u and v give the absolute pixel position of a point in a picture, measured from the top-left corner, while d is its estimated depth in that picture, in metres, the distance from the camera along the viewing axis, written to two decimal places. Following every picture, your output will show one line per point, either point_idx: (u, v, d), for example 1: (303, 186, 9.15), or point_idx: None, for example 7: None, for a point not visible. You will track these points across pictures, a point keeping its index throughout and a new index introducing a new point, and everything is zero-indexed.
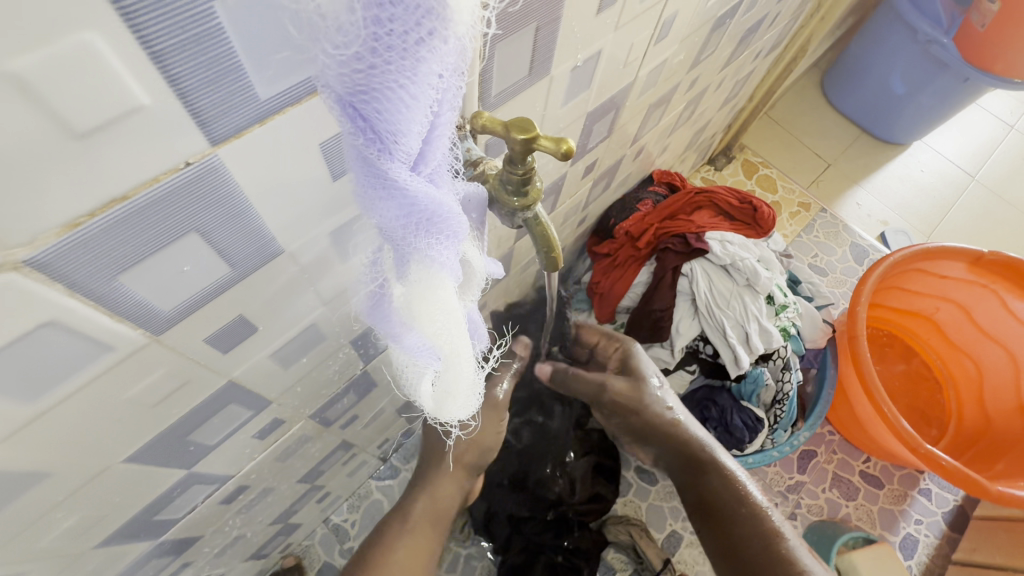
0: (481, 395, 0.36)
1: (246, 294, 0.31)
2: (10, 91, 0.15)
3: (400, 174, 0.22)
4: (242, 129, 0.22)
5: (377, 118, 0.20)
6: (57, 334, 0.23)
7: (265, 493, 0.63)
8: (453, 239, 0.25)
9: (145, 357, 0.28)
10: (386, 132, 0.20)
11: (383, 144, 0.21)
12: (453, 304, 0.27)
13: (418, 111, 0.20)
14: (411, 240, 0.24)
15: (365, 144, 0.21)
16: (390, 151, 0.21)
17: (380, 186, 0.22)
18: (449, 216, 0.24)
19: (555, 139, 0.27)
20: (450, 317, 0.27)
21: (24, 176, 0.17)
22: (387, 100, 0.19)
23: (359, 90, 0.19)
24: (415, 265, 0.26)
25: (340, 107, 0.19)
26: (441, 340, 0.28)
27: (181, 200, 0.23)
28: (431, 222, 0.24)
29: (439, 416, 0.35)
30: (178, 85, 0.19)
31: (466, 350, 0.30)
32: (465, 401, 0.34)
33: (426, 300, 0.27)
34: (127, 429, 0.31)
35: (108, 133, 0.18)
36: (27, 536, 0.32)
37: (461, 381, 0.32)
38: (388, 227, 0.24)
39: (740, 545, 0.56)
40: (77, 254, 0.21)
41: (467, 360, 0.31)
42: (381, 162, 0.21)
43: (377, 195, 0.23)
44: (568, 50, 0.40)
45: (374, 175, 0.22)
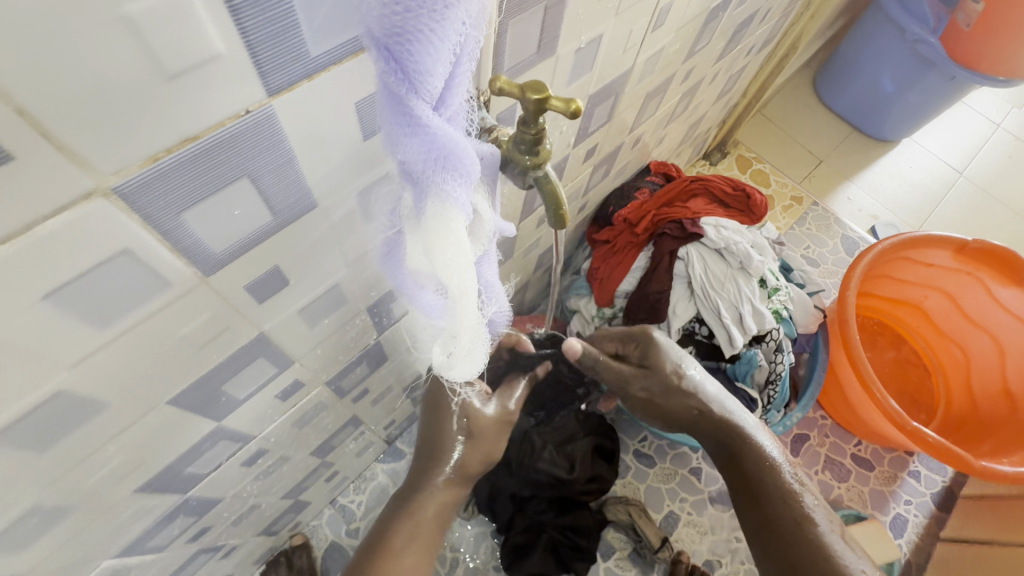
0: (484, 341, 0.40)
1: (283, 247, 0.34)
2: (121, 30, 0.19)
3: (425, 113, 0.25)
4: (293, 83, 0.25)
5: (408, 59, 0.23)
6: (128, 262, 0.26)
7: (281, 461, 0.65)
8: (467, 180, 0.29)
9: (194, 298, 0.31)
10: (415, 73, 0.24)
11: (412, 84, 0.24)
12: (464, 241, 0.31)
13: (443, 55, 0.24)
14: (431, 176, 0.28)
15: (396, 83, 0.24)
16: (417, 91, 0.24)
17: (407, 123, 0.25)
18: (464, 156, 0.28)
19: (565, 99, 0.30)
20: (461, 254, 0.31)
21: (124, 109, 0.21)
22: (418, 42, 0.23)
23: (394, 32, 0.22)
24: (433, 203, 0.29)
25: (378, 49, 0.23)
26: (451, 274, 0.32)
27: (240, 146, 0.26)
28: (448, 160, 0.27)
29: (447, 356, 0.40)
30: (246, 37, 0.22)
31: (472, 289, 0.34)
32: (467, 344, 0.38)
33: (440, 234, 0.30)
34: (174, 368, 0.35)
35: (190, 76, 0.21)
36: (79, 469, 0.35)
37: (466, 322, 0.36)
38: (411, 163, 0.28)
39: (775, 521, 0.60)
40: (152, 187, 0.24)
41: (472, 300, 0.34)
42: (410, 101, 0.25)
43: (404, 133, 0.26)
44: (572, 32, 0.43)
45: (402, 113, 0.25)
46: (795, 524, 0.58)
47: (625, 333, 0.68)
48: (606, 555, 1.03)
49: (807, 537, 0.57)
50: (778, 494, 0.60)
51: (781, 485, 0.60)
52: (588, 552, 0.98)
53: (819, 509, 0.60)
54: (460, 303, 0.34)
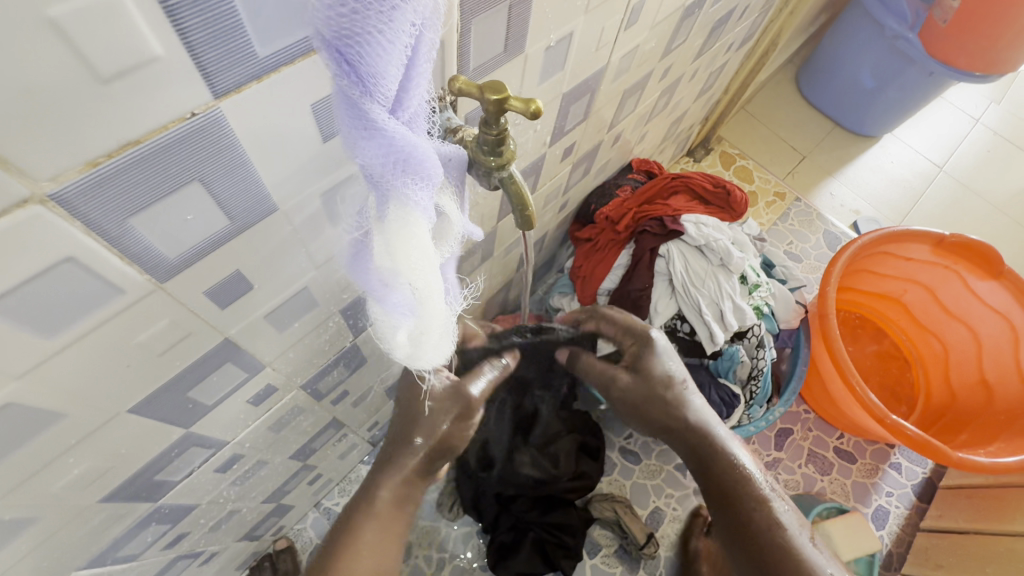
0: (452, 341, 0.39)
1: (244, 251, 0.34)
2: (46, 32, 0.18)
3: (381, 116, 0.24)
4: (242, 85, 0.25)
5: (360, 62, 0.22)
6: (74, 271, 0.25)
7: (259, 466, 0.65)
8: (429, 184, 0.28)
9: (151, 304, 0.31)
10: (367, 75, 0.23)
11: (365, 87, 0.23)
12: (427, 242, 0.30)
13: (395, 56, 0.23)
14: (390, 179, 0.27)
15: (349, 86, 0.23)
16: (371, 93, 0.24)
17: (362, 127, 0.24)
18: (426, 159, 0.27)
19: (525, 99, 0.30)
20: (424, 256, 0.30)
21: (55, 113, 0.20)
22: (368, 43, 0.22)
23: (344, 34, 0.21)
24: (394, 206, 0.29)
25: (329, 53, 0.22)
26: (417, 277, 0.31)
27: (188, 150, 0.25)
28: (407, 162, 0.26)
29: (416, 362, 0.38)
30: (187, 39, 0.22)
31: (438, 288, 0.33)
32: (438, 344, 0.37)
33: (402, 237, 0.29)
34: (133, 375, 0.34)
35: (127, 80, 0.21)
36: (38, 480, 0.34)
37: (434, 320, 0.35)
38: (370, 168, 0.26)
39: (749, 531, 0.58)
40: (94, 193, 0.23)
41: (438, 297, 0.33)
42: (364, 104, 0.24)
43: (359, 137, 0.25)
44: (541, 31, 0.43)
45: (357, 116, 0.24)
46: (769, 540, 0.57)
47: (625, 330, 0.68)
48: (592, 553, 1.03)
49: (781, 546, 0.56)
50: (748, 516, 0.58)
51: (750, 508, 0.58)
52: (574, 550, 0.98)
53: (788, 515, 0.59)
54: (426, 302, 0.33)
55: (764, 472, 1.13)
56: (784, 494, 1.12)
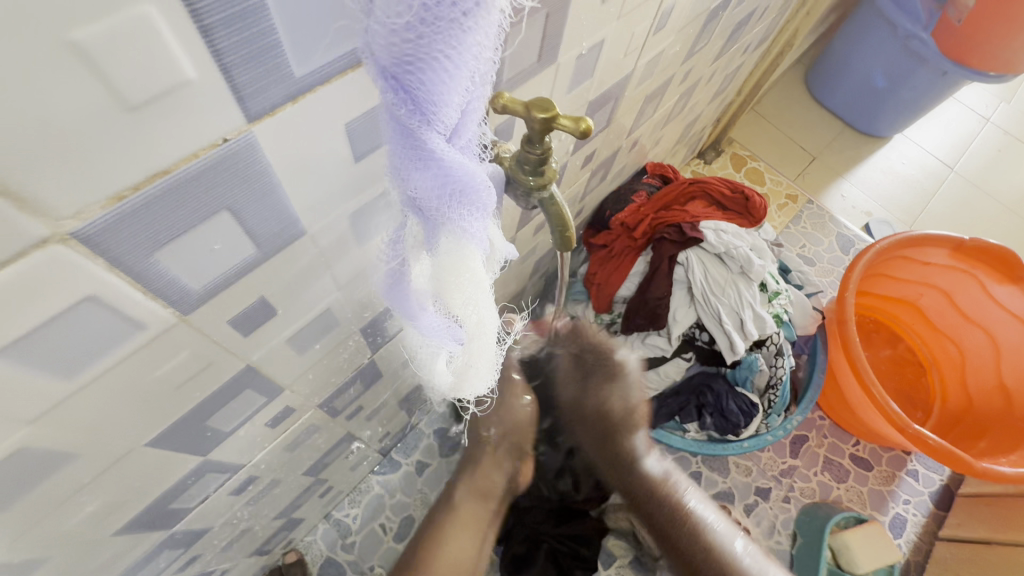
0: (498, 369, 0.39)
1: (268, 277, 0.32)
2: (72, 58, 0.16)
3: (438, 145, 0.23)
4: (276, 106, 0.23)
5: (420, 89, 0.21)
6: (95, 309, 0.23)
7: (273, 484, 0.63)
8: (485, 216, 0.26)
9: (172, 337, 0.29)
10: (427, 103, 0.21)
11: (423, 114, 0.22)
12: (481, 276, 0.29)
13: (459, 83, 0.21)
14: (445, 212, 0.25)
15: (406, 113, 0.21)
16: (430, 122, 0.22)
17: (417, 156, 0.23)
18: (484, 192, 0.25)
19: (575, 117, 0.28)
20: (478, 289, 0.29)
21: (79, 144, 0.18)
22: (431, 70, 0.20)
23: (405, 60, 0.20)
24: (445, 238, 0.27)
25: (384, 77, 0.20)
26: (469, 309, 0.30)
27: (217, 177, 0.23)
28: (464, 195, 0.24)
29: (462, 388, 0.38)
30: (221, 60, 0.20)
31: (491, 325, 0.32)
32: (484, 373, 0.36)
33: (455, 271, 0.28)
34: (152, 409, 0.32)
35: (156, 107, 0.19)
36: (52, 518, 0.33)
37: (482, 354, 0.34)
38: (423, 200, 0.25)
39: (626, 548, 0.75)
40: (118, 228, 0.21)
41: (490, 334, 0.33)
42: (421, 133, 0.22)
43: (414, 167, 0.23)
44: (574, 39, 0.41)
45: (412, 145, 0.23)
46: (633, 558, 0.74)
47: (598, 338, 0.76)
48: (607, 564, 0.99)
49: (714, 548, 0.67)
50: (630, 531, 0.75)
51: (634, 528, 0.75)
52: (590, 561, 0.96)
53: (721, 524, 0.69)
54: (477, 337, 0.32)
55: (780, 480, 1.12)
56: (800, 503, 1.10)
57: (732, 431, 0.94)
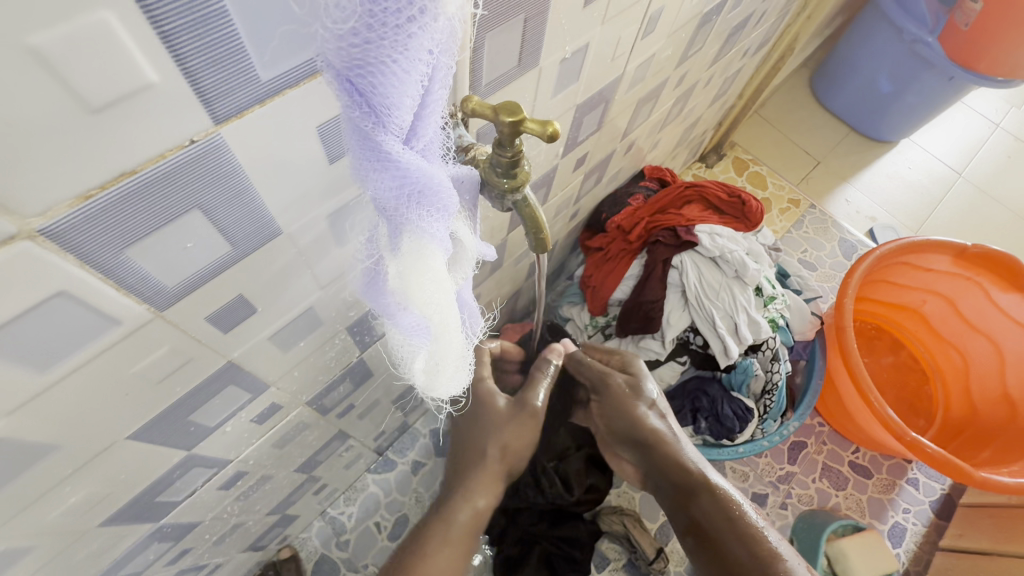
0: (469, 369, 0.39)
1: (245, 275, 0.32)
2: (28, 62, 0.17)
3: (394, 147, 0.23)
4: (243, 109, 0.24)
5: (372, 92, 0.21)
6: (67, 304, 0.24)
7: (264, 480, 0.63)
8: (445, 214, 0.27)
9: (149, 333, 0.29)
10: (380, 106, 0.22)
11: (378, 117, 0.22)
12: (443, 276, 0.29)
13: (411, 85, 0.22)
14: (404, 211, 0.26)
15: (361, 116, 0.22)
16: (384, 124, 0.22)
17: (376, 158, 0.24)
18: (441, 190, 0.26)
19: (541, 122, 0.28)
20: (440, 289, 0.29)
21: (40, 144, 0.19)
22: (381, 74, 0.21)
23: (355, 65, 0.20)
24: (408, 238, 0.27)
25: (339, 82, 0.21)
26: (431, 311, 0.30)
27: (187, 177, 0.24)
28: (422, 194, 0.25)
29: (430, 391, 0.38)
30: (183, 64, 0.20)
31: (455, 324, 0.33)
32: (453, 372, 0.36)
33: (415, 270, 0.28)
34: (134, 403, 0.33)
35: (119, 109, 0.20)
36: (35, 509, 0.34)
37: (449, 354, 0.35)
38: (382, 201, 0.26)
39: (727, 556, 0.52)
40: (87, 226, 0.22)
41: (455, 333, 0.33)
42: (376, 135, 0.23)
43: (372, 168, 0.24)
44: (556, 43, 0.41)
45: (370, 147, 0.23)
46: (749, 561, 0.50)
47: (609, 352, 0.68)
48: (601, 567, 0.99)
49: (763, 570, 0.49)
50: (730, 527, 0.52)
51: (739, 521, 0.53)
52: (582, 564, 0.95)
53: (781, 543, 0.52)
54: (442, 335, 0.33)
55: (777, 486, 1.11)
56: (797, 510, 1.09)
57: (726, 436, 0.94)
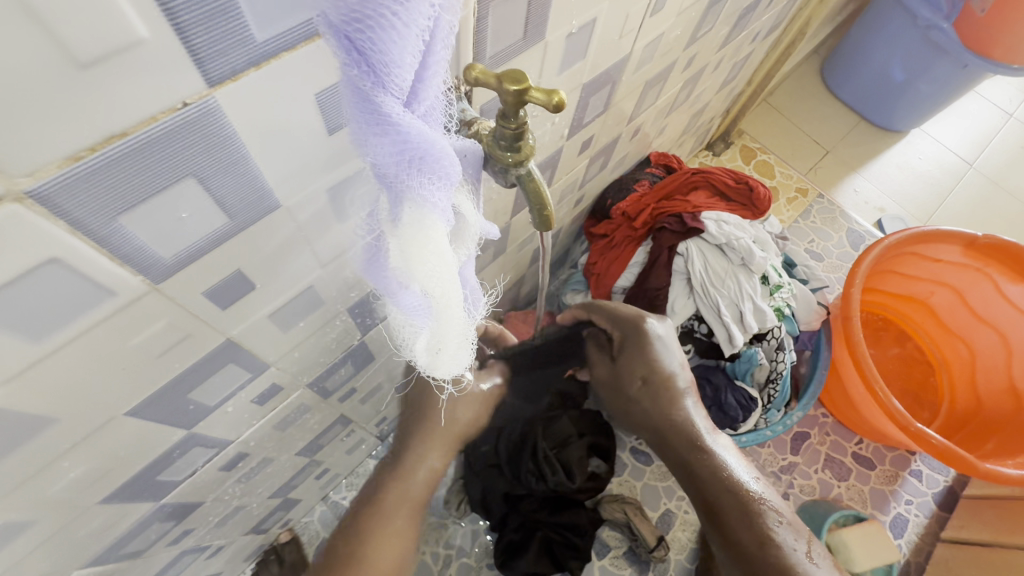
0: (472, 349, 0.39)
1: (244, 250, 0.32)
2: (11, 10, 0.16)
3: (394, 109, 0.23)
4: (238, 72, 0.23)
5: (371, 49, 0.20)
6: (59, 273, 0.24)
7: (266, 462, 0.63)
8: (448, 183, 0.26)
9: (147, 306, 0.29)
10: (379, 64, 0.21)
11: (377, 77, 0.21)
12: (446, 250, 0.29)
13: (411, 43, 0.21)
14: (405, 178, 0.25)
15: (360, 76, 0.21)
16: (384, 84, 0.22)
17: (375, 122, 0.23)
18: (442, 157, 0.25)
19: (547, 91, 0.27)
20: (442, 264, 0.29)
21: (25, 100, 0.18)
22: (380, 29, 0.20)
23: (353, 19, 0.19)
24: (409, 208, 0.27)
25: (336, 39, 0.20)
26: (433, 286, 0.30)
27: (181, 142, 0.23)
28: (423, 160, 0.24)
29: (434, 369, 0.38)
30: (175, 21, 0.20)
31: (458, 301, 0.32)
32: (455, 350, 0.36)
33: (417, 243, 0.27)
34: (132, 378, 0.33)
35: (108, 67, 0.19)
36: (34, 483, 0.33)
37: (452, 331, 0.34)
38: (382, 167, 0.25)
39: (734, 535, 0.55)
40: (77, 189, 0.21)
41: (458, 311, 0.33)
42: (375, 96, 0.22)
43: (371, 132, 0.23)
44: (562, 16, 0.40)
45: (368, 110, 0.22)
46: (755, 546, 0.54)
47: (617, 320, 0.67)
48: (601, 554, 0.99)
49: (765, 556, 0.53)
50: (735, 507, 0.55)
51: (742, 502, 0.55)
52: (583, 550, 0.95)
53: (782, 522, 0.55)
54: (445, 312, 0.32)
55: (779, 477, 1.10)
56: (799, 500, 1.09)
57: (729, 425, 0.93)
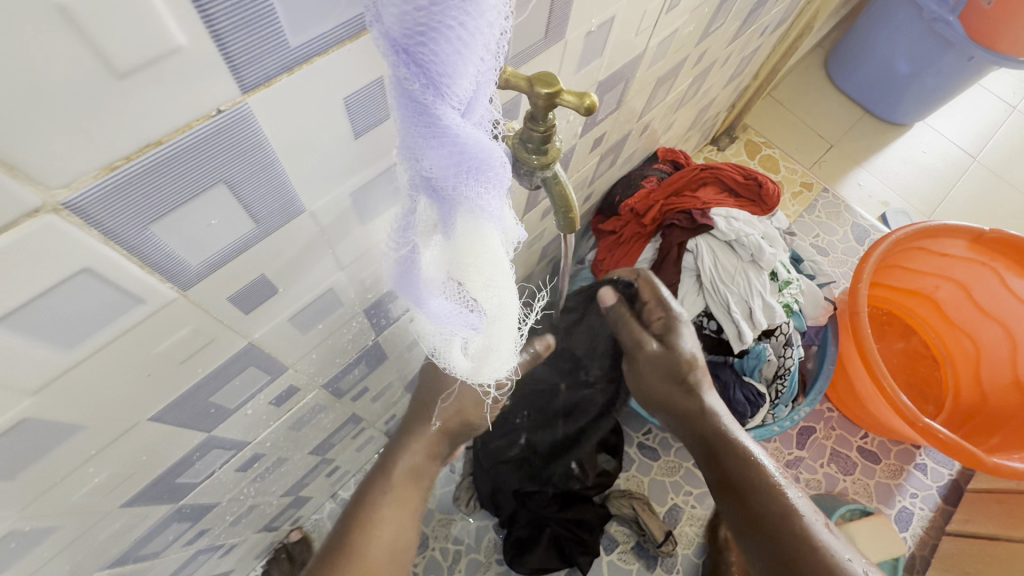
0: (518, 353, 0.38)
1: (269, 254, 0.32)
2: (54, 19, 0.16)
3: (453, 120, 0.22)
4: (271, 78, 0.23)
5: (433, 60, 0.20)
6: (91, 282, 0.23)
7: (279, 462, 0.63)
8: (502, 194, 0.26)
9: (174, 312, 0.29)
10: (440, 75, 0.21)
11: (436, 88, 0.21)
12: (500, 257, 0.29)
13: (474, 53, 0.21)
14: (461, 191, 0.25)
15: (420, 87, 0.21)
16: (444, 96, 0.22)
17: (431, 133, 0.23)
18: (499, 166, 0.25)
19: (578, 94, 0.27)
20: (498, 269, 0.29)
21: (66, 111, 0.18)
22: (444, 40, 0.20)
23: (418, 29, 0.19)
24: (463, 218, 0.27)
25: (399, 51, 0.20)
26: (487, 291, 0.30)
27: (213, 149, 0.23)
28: (481, 171, 0.24)
29: (476, 377, 0.38)
30: (212, 27, 0.19)
31: (512, 303, 0.32)
32: (505, 356, 0.36)
33: (474, 250, 0.28)
34: (156, 384, 0.33)
35: (146, 74, 0.19)
36: (61, 488, 0.33)
37: (502, 339, 0.34)
38: (436, 179, 0.25)
39: (757, 513, 0.54)
40: (112, 199, 0.21)
41: (511, 316, 0.33)
42: (435, 108, 0.22)
43: (427, 144, 0.23)
44: (582, 15, 0.40)
45: (426, 122, 0.22)
46: (780, 519, 0.52)
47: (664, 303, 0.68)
48: (609, 549, 1.00)
49: (791, 531, 0.51)
50: (757, 481, 0.55)
51: (763, 478, 0.55)
52: (591, 546, 0.95)
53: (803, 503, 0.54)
54: (497, 318, 0.33)
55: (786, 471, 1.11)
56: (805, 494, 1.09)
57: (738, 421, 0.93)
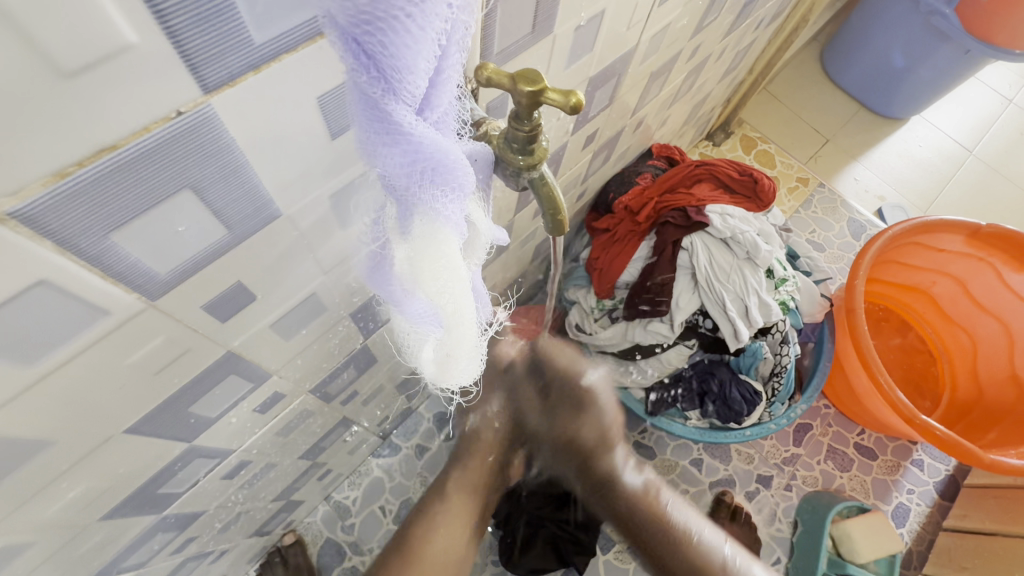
0: (482, 358, 0.38)
1: (246, 259, 0.30)
2: None
3: (405, 117, 0.21)
4: (236, 77, 0.21)
5: (382, 53, 0.19)
6: (49, 294, 0.22)
7: (268, 467, 0.62)
8: (461, 194, 0.25)
9: (143, 323, 0.27)
10: (391, 70, 0.19)
11: (388, 83, 0.20)
12: (458, 262, 0.27)
13: (425, 47, 0.20)
14: (416, 190, 0.24)
15: (370, 82, 0.20)
16: (396, 92, 0.20)
17: (385, 131, 0.21)
18: (457, 166, 0.24)
19: (564, 91, 0.26)
20: (455, 278, 0.27)
21: (8, 114, 0.16)
22: (392, 32, 0.18)
23: (363, 20, 0.18)
24: (419, 220, 0.25)
25: (344, 42, 0.18)
26: (443, 300, 0.29)
27: (176, 153, 0.22)
28: (436, 171, 0.23)
29: (442, 379, 0.37)
30: (167, 24, 0.18)
31: (470, 312, 0.31)
32: (466, 361, 0.35)
33: (429, 255, 0.26)
34: (131, 395, 0.31)
35: (96, 74, 0.17)
36: (33, 504, 0.32)
37: (463, 345, 0.33)
38: (393, 178, 0.23)
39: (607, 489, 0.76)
40: (66, 207, 0.20)
41: (470, 323, 0.31)
42: (387, 104, 0.20)
43: (381, 142, 0.22)
44: (570, 9, 0.39)
45: (379, 119, 0.21)
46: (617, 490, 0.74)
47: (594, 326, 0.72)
48: (606, 548, 0.99)
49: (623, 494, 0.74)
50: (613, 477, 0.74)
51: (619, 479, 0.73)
52: (587, 546, 0.95)
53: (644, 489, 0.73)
54: (455, 325, 0.31)
55: (782, 468, 1.10)
56: (802, 491, 1.09)
57: (735, 420, 0.93)
